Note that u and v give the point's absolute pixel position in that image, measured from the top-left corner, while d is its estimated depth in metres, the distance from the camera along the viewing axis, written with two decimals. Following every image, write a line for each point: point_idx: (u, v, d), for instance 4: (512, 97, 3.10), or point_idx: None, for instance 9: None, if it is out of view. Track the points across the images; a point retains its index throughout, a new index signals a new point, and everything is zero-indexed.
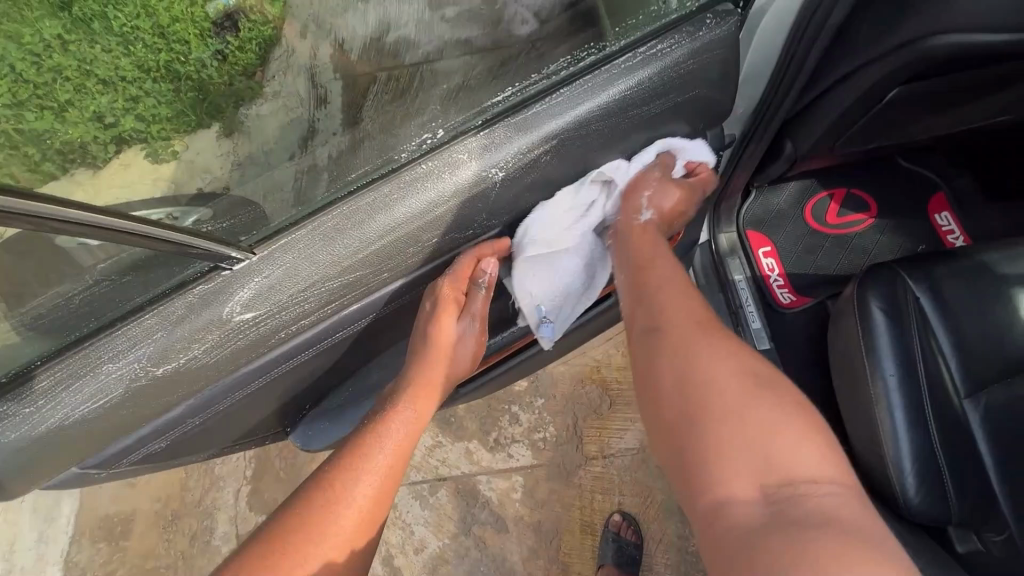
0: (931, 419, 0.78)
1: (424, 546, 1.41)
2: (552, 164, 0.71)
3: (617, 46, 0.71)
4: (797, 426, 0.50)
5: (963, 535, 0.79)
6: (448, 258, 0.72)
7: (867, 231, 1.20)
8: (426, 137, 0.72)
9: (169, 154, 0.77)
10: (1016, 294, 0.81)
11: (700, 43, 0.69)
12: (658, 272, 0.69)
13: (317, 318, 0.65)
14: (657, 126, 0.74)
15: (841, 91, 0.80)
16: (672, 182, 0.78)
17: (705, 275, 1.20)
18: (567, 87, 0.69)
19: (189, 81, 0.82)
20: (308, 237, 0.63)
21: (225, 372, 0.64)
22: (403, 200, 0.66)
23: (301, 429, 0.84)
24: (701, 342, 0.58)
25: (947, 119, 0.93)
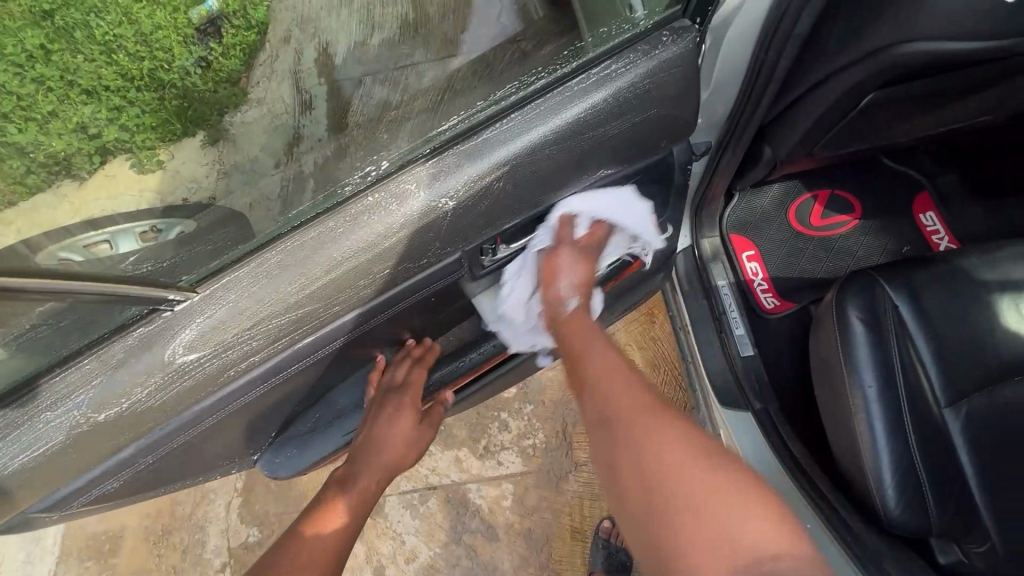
0: (911, 431, 0.76)
1: (416, 556, 1.39)
2: (506, 190, 0.69)
3: (570, 67, 0.69)
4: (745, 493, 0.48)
5: (945, 546, 0.82)
6: (405, 286, 0.70)
7: (852, 233, 1.19)
8: (369, 169, 0.69)
9: (154, 163, 0.71)
10: (996, 301, 0.80)
11: (656, 61, 0.68)
12: (591, 350, 0.65)
13: (268, 354, 0.65)
14: (613, 149, 0.73)
15: (815, 98, 0.78)
16: (579, 254, 0.75)
17: (689, 282, 1.12)
18: (518, 111, 0.67)
19: (174, 89, 0.71)
20: (250, 274, 0.62)
21: (176, 411, 0.64)
22: (349, 234, 0.64)
23: (267, 457, 0.86)
24: (646, 417, 0.55)
25: (928, 122, 0.90)
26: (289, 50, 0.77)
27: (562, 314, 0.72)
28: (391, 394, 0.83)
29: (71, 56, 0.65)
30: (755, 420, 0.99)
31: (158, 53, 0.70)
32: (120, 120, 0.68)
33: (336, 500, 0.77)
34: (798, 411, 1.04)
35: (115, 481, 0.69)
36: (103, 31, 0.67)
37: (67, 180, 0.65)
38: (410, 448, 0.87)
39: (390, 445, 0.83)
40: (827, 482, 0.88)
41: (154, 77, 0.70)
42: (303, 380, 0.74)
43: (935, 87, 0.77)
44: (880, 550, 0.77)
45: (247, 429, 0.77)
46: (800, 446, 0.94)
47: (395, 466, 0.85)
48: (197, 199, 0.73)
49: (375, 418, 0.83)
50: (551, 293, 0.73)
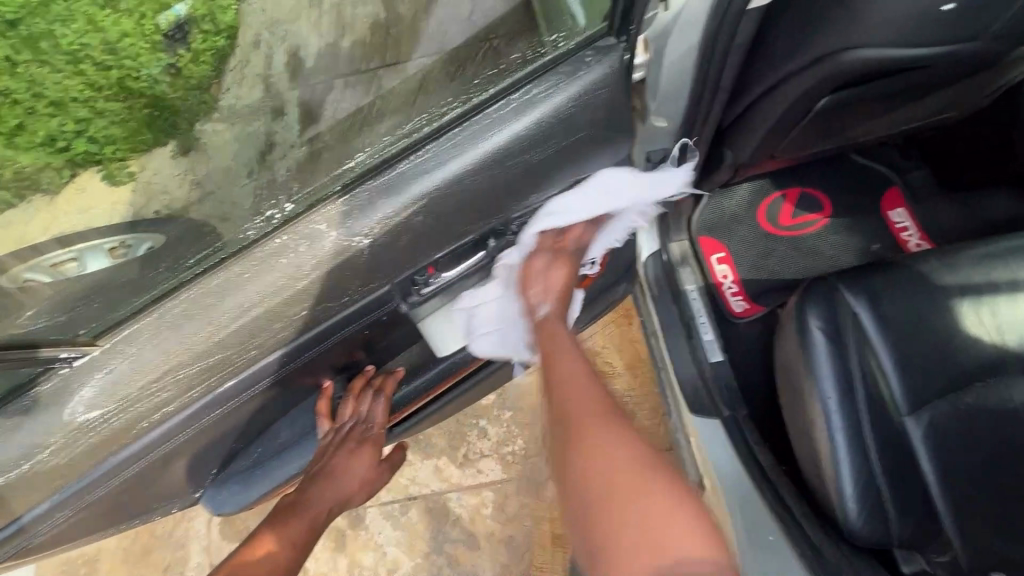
0: (872, 443, 0.75)
1: (397, 567, 1.28)
2: (428, 224, 0.68)
3: (488, 94, 0.68)
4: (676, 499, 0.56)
5: (909, 556, 0.84)
6: (324, 326, 0.69)
7: (822, 231, 1.17)
8: (274, 211, 0.68)
9: (126, 176, 0.72)
10: (955, 304, 0.79)
11: (580, 84, 0.67)
12: (565, 352, 0.75)
13: (181, 404, 0.65)
14: (540, 177, 0.72)
15: (767, 104, 0.77)
16: (557, 260, 0.81)
17: (659, 286, 1.09)
18: (434, 142, 0.66)
19: (142, 98, 0.72)
20: (150, 327, 0.62)
21: (92, 463, 0.66)
22: (257, 278, 0.63)
23: (210, 492, 0.87)
24: (605, 423, 0.64)
25: (889, 120, 0.88)
26: (260, 56, 0.76)
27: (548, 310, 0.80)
28: (357, 428, 0.87)
29: (37, 70, 0.68)
30: (721, 423, 0.97)
31: (128, 62, 0.72)
32: (90, 132, 0.71)
33: (289, 520, 0.83)
34: (767, 416, 1.04)
35: (43, 532, 0.71)
36: (68, 44, 0.69)
37: (42, 194, 0.68)
38: (364, 485, 0.92)
39: (348, 477, 0.89)
40: (791, 489, 0.88)
41: (125, 88, 0.72)
42: (236, 417, 0.74)
43: (897, 85, 0.73)
44: (841, 563, 0.77)
45: (181, 468, 0.77)
46: (766, 454, 0.94)
47: (346, 502, 0.91)
48: (175, 213, 0.72)
49: (336, 451, 0.87)
50: (539, 285, 0.80)
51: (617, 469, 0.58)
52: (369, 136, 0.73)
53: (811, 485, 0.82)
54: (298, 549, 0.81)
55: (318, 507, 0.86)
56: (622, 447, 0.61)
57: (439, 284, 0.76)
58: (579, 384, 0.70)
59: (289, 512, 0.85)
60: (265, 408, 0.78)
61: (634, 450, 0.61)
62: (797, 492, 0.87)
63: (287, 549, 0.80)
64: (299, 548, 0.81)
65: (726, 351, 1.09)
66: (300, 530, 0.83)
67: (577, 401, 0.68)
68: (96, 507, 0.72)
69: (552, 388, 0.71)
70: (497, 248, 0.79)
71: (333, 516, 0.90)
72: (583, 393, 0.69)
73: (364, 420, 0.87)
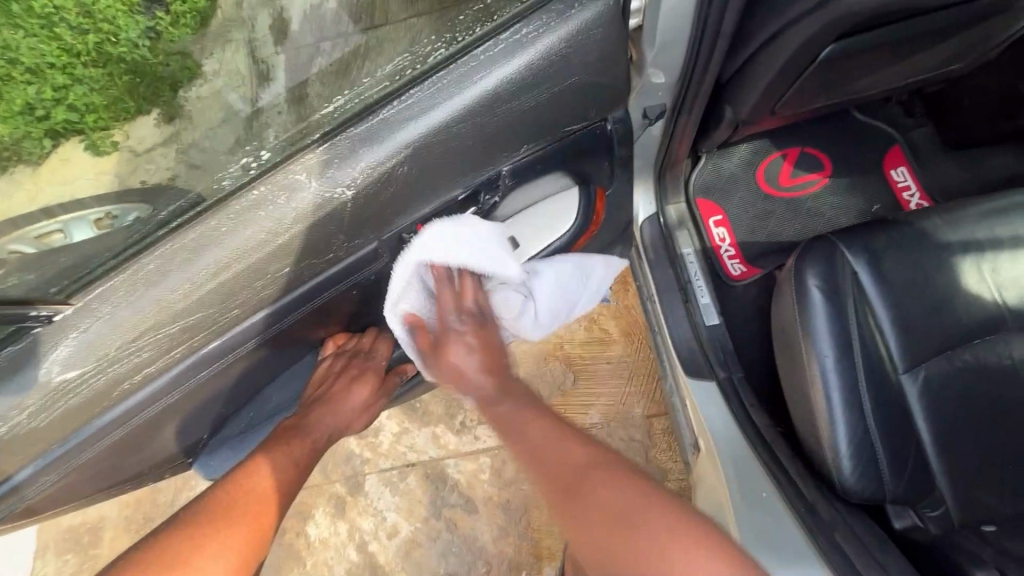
0: (867, 402, 0.75)
1: (397, 531, 1.30)
2: (414, 175, 0.65)
3: (476, 35, 0.64)
4: (673, 521, 0.61)
5: (901, 512, 0.86)
6: (312, 283, 0.68)
7: (821, 193, 1.15)
8: (250, 161, 0.65)
9: (110, 146, 0.62)
10: (958, 263, 0.77)
11: (573, 24, 0.63)
12: (536, 423, 0.71)
13: (163, 365, 0.64)
14: (529, 128, 0.69)
15: (770, 53, 0.74)
16: (445, 343, 0.77)
17: (655, 250, 1.06)
18: (418, 87, 0.63)
19: (123, 64, 0.59)
20: (124, 285, 0.60)
21: (76, 426, 0.64)
22: (235, 234, 0.61)
23: (202, 459, 0.88)
24: (601, 482, 0.64)
25: (899, 70, 0.85)
26: (242, 16, 0.65)
27: (480, 397, 0.76)
28: (357, 358, 0.87)
29: (8, 33, 0.54)
30: (716, 385, 0.98)
31: (105, 26, 0.58)
32: (69, 100, 0.57)
33: (288, 448, 0.81)
34: (760, 379, 1.04)
35: (32, 496, 0.69)
36: (42, 7, 0.55)
37: (24, 164, 0.59)
38: (363, 413, 0.91)
39: (348, 409, 0.88)
40: (784, 449, 0.89)
41: (104, 54, 0.58)
42: (227, 379, 0.73)
43: (902, 32, 0.72)
44: (835, 521, 0.79)
45: (172, 432, 0.77)
46: (761, 415, 0.95)
47: (345, 427, 0.90)
48: (158, 179, 0.65)
49: (334, 381, 0.87)
50: (452, 377, 0.77)
51: (611, 513, 0.62)
52: (350, 82, 0.68)
53: (807, 444, 0.82)
54: (297, 470, 0.81)
55: (316, 433, 0.85)
56: (613, 483, 0.64)
57: None
58: (573, 455, 0.67)
59: (289, 437, 0.83)
60: (257, 369, 0.77)
61: (624, 492, 0.63)
62: (791, 454, 0.89)
63: (287, 469, 0.79)
64: (298, 471, 0.81)
65: (721, 314, 1.08)
66: (302, 453, 0.83)
67: (569, 466, 0.66)
68: (84, 472, 0.71)
69: (526, 460, 0.69)
70: (488, 203, 0.78)
71: (332, 440, 0.89)
72: (569, 455, 0.67)
73: (365, 348, 0.88)
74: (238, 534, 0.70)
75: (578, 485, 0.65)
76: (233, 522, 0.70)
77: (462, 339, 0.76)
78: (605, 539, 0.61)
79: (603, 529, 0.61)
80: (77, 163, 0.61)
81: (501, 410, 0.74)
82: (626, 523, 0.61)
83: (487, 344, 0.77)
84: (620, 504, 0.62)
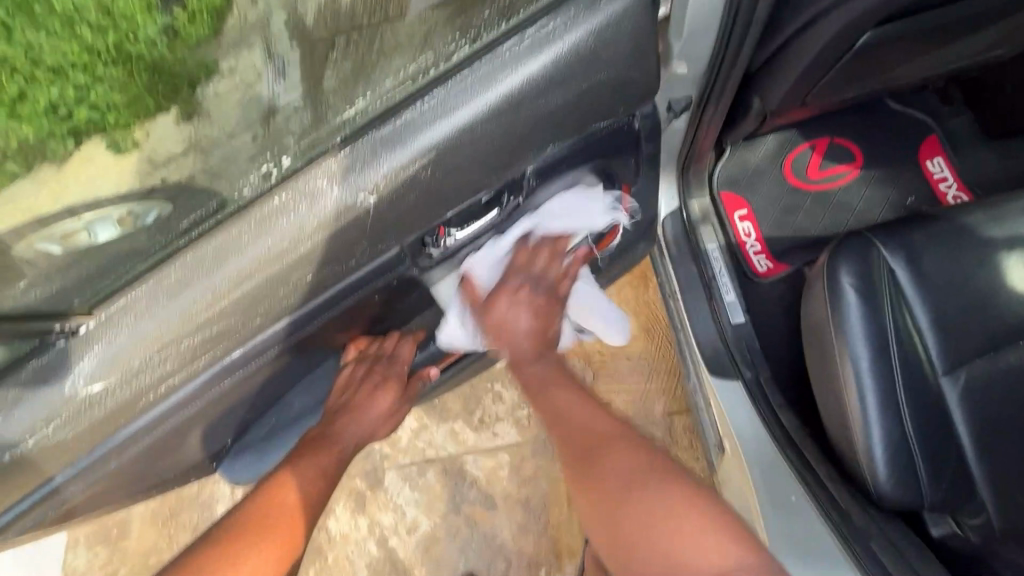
0: (906, 408, 0.72)
1: (417, 527, 1.30)
2: (437, 178, 0.64)
3: (500, 31, 0.62)
4: (683, 502, 0.65)
5: (938, 519, 0.82)
6: (333, 291, 0.68)
7: (851, 185, 1.11)
8: (271, 167, 0.64)
9: (130, 145, 0.60)
10: (1002, 260, 0.74)
11: (602, 17, 0.60)
12: (561, 388, 0.83)
13: (186, 376, 0.64)
14: (554, 126, 0.67)
15: (804, 43, 0.71)
16: (497, 302, 0.82)
17: (677, 244, 1.04)
18: (440, 88, 0.61)
19: (143, 62, 0.56)
20: (146, 295, 0.60)
21: (102, 437, 0.64)
22: (256, 242, 0.60)
23: (226, 464, 0.89)
24: (611, 448, 0.73)
25: (942, 56, 0.81)
26: (257, 7, 0.61)
27: (516, 357, 0.85)
28: (379, 362, 0.88)
29: (31, 33, 0.50)
30: (743, 385, 0.96)
31: (123, 22, 0.54)
32: (91, 99, 0.55)
33: (318, 454, 0.83)
34: (788, 379, 1.01)
35: (64, 501, 0.70)
36: (59, 2, 0.50)
37: (47, 164, 0.55)
38: (388, 419, 0.92)
39: (374, 414, 0.89)
40: (814, 450, 0.87)
41: (124, 52, 0.55)
42: (250, 383, 0.73)
43: (945, 17, 0.68)
44: (869, 528, 0.76)
45: (198, 437, 0.77)
46: (790, 416, 0.92)
47: (370, 434, 0.91)
48: (174, 176, 0.64)
49: (360, 385, 0.88)
50: (495, 335, 0.83)
51: (620, 471, 0.70)
52: (368, 84, 0.67)
53: (840, 448, 0.79)
54: (325, 479, 0.82)
55: (344, 440, 0.87)
56: (626, 453, 0.73)
57: (450, 245, 0.74)
58: (588, 419, 0.78)
59: (316, 445, 0.84)
60: (279, 373, 0.77)
61: (638, 458, 0.72)
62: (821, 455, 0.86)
63: (315, 479, 0.80)
64: (327, 480, 0.82)
65: (747, 312, 1.06)
66: (327, 461, 0.84)
67: (581, 431, 0.77)
68: (114, 477, 0.71)
69: (547, 424, 0.80)
70: (511, 204, 0.76)
71: (359, 447, 0.90)
72: (585, 424, 0.78)
73: (388, 352, 0.88)
74: (271, 545, 0.71)
75: (593, 447, 0.74)
76: (268, 528, 0.72)
77: (517, 295, 0.82)
78: (613, 508, 0.68)
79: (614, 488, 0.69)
80: (99, 164, 0.59)
81: (531, 370, 0.85)
82: (628, 490, 0.68)
83: (546, 312, 0.85)
84: (624, 470, 0.70)
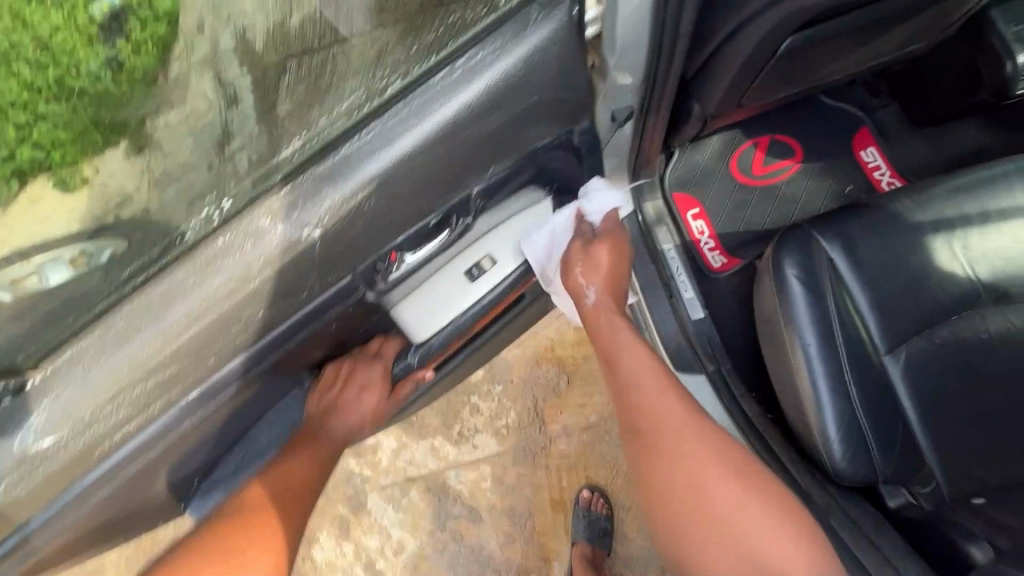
0: (853, 388, 0.76)
1: (403, 546, 1.29)
2: (382, 208, 0.65)
3: (431, 62, 0.64)
4: (757, 499, 0.68)
5: (894, 491, 0.86)
6: (285, 325, 0.68)
7: (794, 178, 1.16)
8: (212, 211, 0.64)
9: (78, 181, 0.59)
10: (931, 241, 0.78)
11: (528, 45, 0.63)
12: (631, 344, 0.86)
13: (142, 422, 0.63)
14: (495, 146, 0.69)
15: (730, 50, 0.75)
16: (596, 247, 0.90)
17: (636, 245, 1.07)
18: (380, 118, 0.63)
19: (86, 100, 0.56)
20: (94, 346, 0.59)
21: (58, 490, 0.62)
22: (201, 284, 0.60)
23: (195, 503, 0.88)
24: (678, 430, 0.75)
25: (864, 53, 0.86)
26: (207, 42, 0.62)
27: (598, 302, 0.88)
28: (362, 363, 0.89)
29: None
30: (706, 378, 1.00)
31: (64, 59, 0.54)
32: (33, 138, 0.55)
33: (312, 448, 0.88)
34: (750, 370, 1.05)
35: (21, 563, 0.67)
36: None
37: None
38: (375, 414, 0.94)
39: (361, 410, 0.91)
40: (777, 437, 0.90)
41: (66, 88, 0.55)
42: (212, 420, 0.72)
43: (856, 21, 0.73)
44: (829, 507, 0.80)
45: (163, 479, 0.75)
46: (752, 405, 0.96)
47: (354, 431, 0.93)
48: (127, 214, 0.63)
49: (343, 386, 0.88)
50: (587, 266, 0.89)
51: (693, 464, 0.71)
52: (323, 106, 0.66)
53: (799, 433, 0.83)
54: (321, 469, 0.88)
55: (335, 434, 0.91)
56: (692, 440, 0.74)
57: (404, 268, 0.75)
58: (647, 376, 0.82)
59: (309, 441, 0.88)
60: (250, 404, 0.77)
61: (703, 449, 0.73)
62: (783, 440, 0.89)
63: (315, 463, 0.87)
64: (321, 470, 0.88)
65: (706, 307, 1.10)
66: (323, 454, 0.90)
67: (649, 394, 0.79)
68: (75, 530, 0.69)
69: (613, 377, 0.85)
70: (461, 225, 0.77)
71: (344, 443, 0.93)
72: (650, 384, 0.81)
73: (369, 355, 0.89)
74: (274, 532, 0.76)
75: (656, 426, 0.76)
76: (273, 518, 0.77)
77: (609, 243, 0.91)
78: (684, 495, 0.69)
79: (684, 477, 0.71)
80: (49, 204, 0.59)
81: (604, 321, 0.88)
82: (697, 486, 0.69)
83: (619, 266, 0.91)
84: (697, 458, 0.72)
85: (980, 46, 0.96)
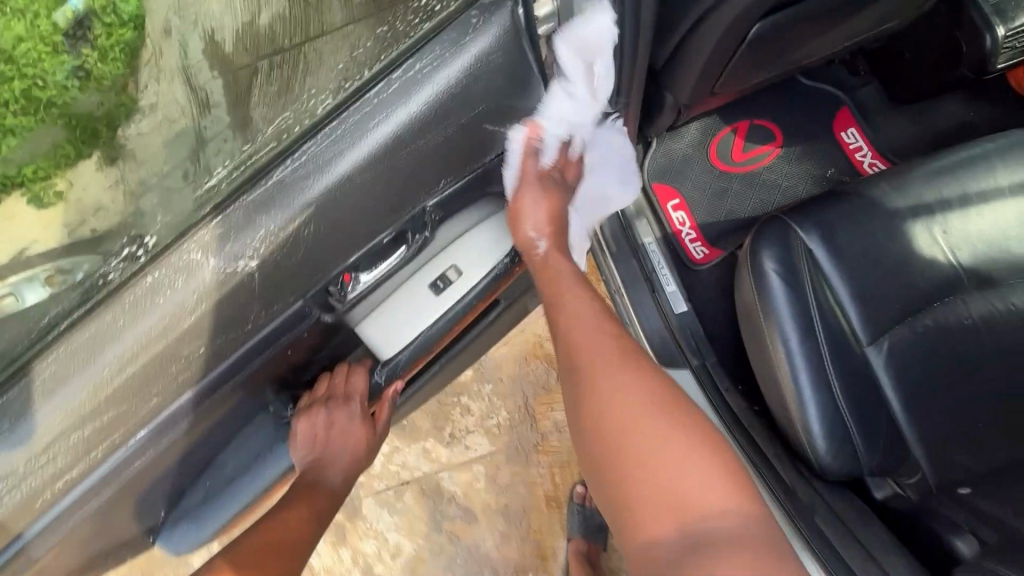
0: (835, 383, 0.74)
1: (401, 550, 1.29)
2: (324, 234, 0.63)
3: (366, 77, 0.62)
4: (700, 446, 0.60)
5: (881, 483, 0.87)
6: (234, 358, 0.64)
7: (775, 163, 1.14)
8: (134, 248, 0.60)
9: (52, 198, 0.58)
10: (911, 228, 0.76)
11: (466, 53, 0.61)
12: (573, 298, 0.79)
13: (84, 468, 0.60)
14: (442, 159, 0.67)
15: (697, 39, 0.72)
16: (542, 197, 0.82)
17: (617, 244, 1.05)
18: (313, 140, 0.60)
19: (58, 115, 0.55)
20: (24, 395, 0.57)
21: (6, 540, 0.60)
22: (133, 325, 0.57)
23: (163, 536, 0.85)
24: (618, 369, 0.68)
25: (838, 33, 0.83)
26: (175, 46, 0.59)
27: (546, 251, 0.83)
28: (336, 402, 0.86)
29: None
30: (691, 373, 0.98)
31: (29, 71, 0.53)
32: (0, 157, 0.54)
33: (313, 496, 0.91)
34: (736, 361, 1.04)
35: None
36: None
37: None
38: (366, 445, 0.95)
39: (352, 444, 0.92)
40: (763, 432, 0.89)
41: (32, 100, 0.53)
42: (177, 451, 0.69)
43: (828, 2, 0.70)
44: (814, 502, 0.79)
45: (132, 510, 0.73)
46: (738, 399, 0.94)
47: (355, 461, 0.95)
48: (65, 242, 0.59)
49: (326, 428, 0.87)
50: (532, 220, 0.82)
51: (630, 402, 0.64)
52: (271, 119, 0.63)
53: (784, 428, 0.81)
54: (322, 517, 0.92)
55: (334, 478, 0.93)
56: (631, 382, 0.66)
57: (360, 288, 0.70)
58: (590, 330, 0.75)
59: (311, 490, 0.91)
60: (222, 426, 0.74)
61: (641, 393, 0.65)
62: (769, 435, 0.88)
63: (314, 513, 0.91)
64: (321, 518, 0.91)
65: (689, 300, 1.08)
66: (322, 501, 0.92)
67: (588, 345, 0.73)
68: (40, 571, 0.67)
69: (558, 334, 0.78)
70: (419, 240, 0.72)
71: (350, 475, 0.96)
72: (592, 336, 0.74)
73: (340, 393, 0.86)
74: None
75: (593, 371, 0.69)
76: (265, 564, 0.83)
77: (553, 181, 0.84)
78: (622, 438, 0.62)
79: (619, 416, 0.63)
80: (23, 222, 0.57)
81: (556, 267, 0.83)
82: (631, 425, 0.62)
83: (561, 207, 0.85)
84: (631, 398, 0.64)
85: (959, 19, 0.93)
